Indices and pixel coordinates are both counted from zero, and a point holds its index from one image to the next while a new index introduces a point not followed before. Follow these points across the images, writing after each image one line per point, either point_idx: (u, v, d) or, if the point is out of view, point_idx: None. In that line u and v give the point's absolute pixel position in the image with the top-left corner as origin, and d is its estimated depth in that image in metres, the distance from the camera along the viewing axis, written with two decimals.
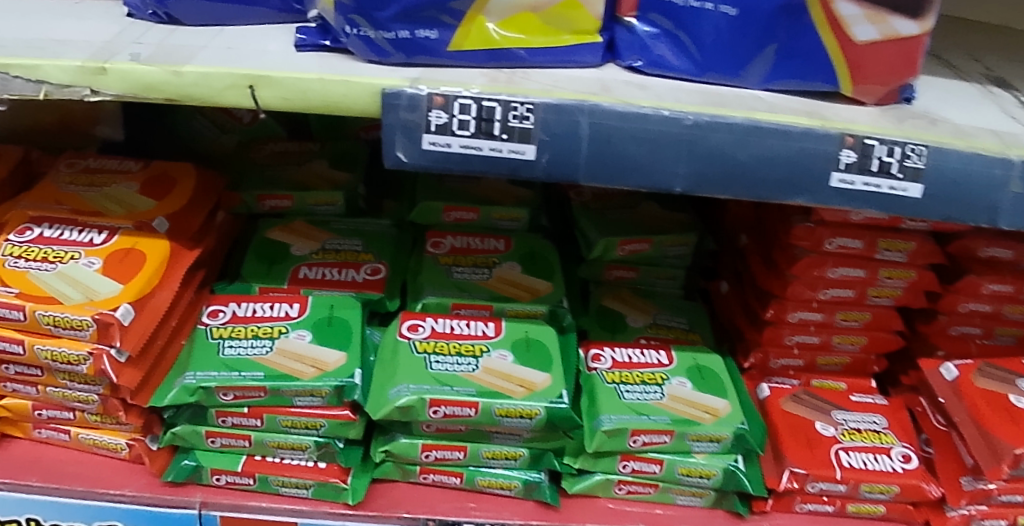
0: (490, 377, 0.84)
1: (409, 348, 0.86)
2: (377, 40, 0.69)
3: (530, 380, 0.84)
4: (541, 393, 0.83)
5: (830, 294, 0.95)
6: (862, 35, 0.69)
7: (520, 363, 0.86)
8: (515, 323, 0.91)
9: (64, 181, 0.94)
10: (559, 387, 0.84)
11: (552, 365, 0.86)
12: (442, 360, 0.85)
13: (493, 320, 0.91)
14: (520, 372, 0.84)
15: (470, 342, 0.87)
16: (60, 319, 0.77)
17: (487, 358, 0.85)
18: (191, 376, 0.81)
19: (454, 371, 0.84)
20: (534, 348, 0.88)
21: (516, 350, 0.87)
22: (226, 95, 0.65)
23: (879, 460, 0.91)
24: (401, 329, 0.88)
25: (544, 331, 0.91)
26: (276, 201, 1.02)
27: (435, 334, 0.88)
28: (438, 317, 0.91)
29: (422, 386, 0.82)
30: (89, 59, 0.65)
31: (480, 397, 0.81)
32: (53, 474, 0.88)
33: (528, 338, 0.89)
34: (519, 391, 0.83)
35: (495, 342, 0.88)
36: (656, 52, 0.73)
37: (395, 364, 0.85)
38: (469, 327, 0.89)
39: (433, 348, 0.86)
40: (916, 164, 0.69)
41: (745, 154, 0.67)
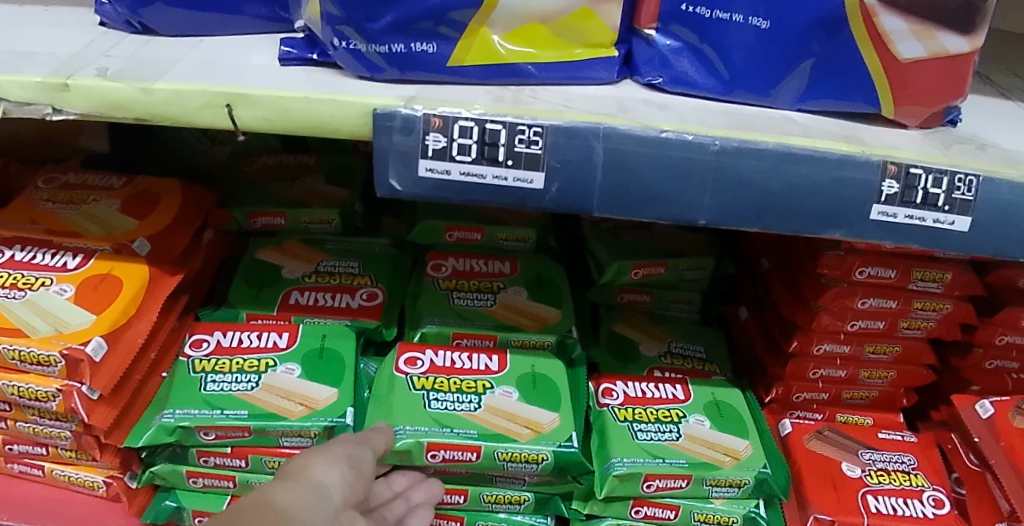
0: (494, 417, 0.77)
1: (406, 384, 0.80)
2: (369, 54, 0.62)
3: (537, 421, 0.78)
4: (549, 435, 0.77)
5: (858, 325, 0.89)
6: (906, 52, 0.63)
7: (526, 401, 0.79)
8: (521, 355, 0.84)
9: (41, 198, 0.87)
10: (568, 430, 0.78)
11: (561, 404, 0.80)
12: (442, 398, 0.78)
13: (498, 352, 0.84)
14: (527, 412, 0.78)
15: (472, 377, 0.81)
16: (25, 354, 0.71)
17: (490, 396, 0.79)
18: (169, 414, 0.75)
19: (455, 411, 0.77)
20: (541, 384, 0.81)
21: (522, 387, 0.80)
22: (201, 115, 0.59)
23: (909, 504, 0.84)
24: (397, 362, 0.82)
25: (552, 365, 0.84)
26: (268, 219, 0.96)
27: (433, 369, 0.81)
28: (438, 349, 0.84)
29: (420, 428, 0.75)
30: (51, 75, 0.59)
31: (484, 441, 0.75)
32: (25, 512, 0.81)
33: (535, 373, 0.83)
34: (525, 433, 0.76)
35: (499, 377, 0.81)
36: (678, 68, 0.66)
37: (390, 401, 0.78)
38: (471, 360, 0.83)
39: (432, 384, 0.80)
40: (965, 196, 0.62)
41: (777, 184, 0.60)
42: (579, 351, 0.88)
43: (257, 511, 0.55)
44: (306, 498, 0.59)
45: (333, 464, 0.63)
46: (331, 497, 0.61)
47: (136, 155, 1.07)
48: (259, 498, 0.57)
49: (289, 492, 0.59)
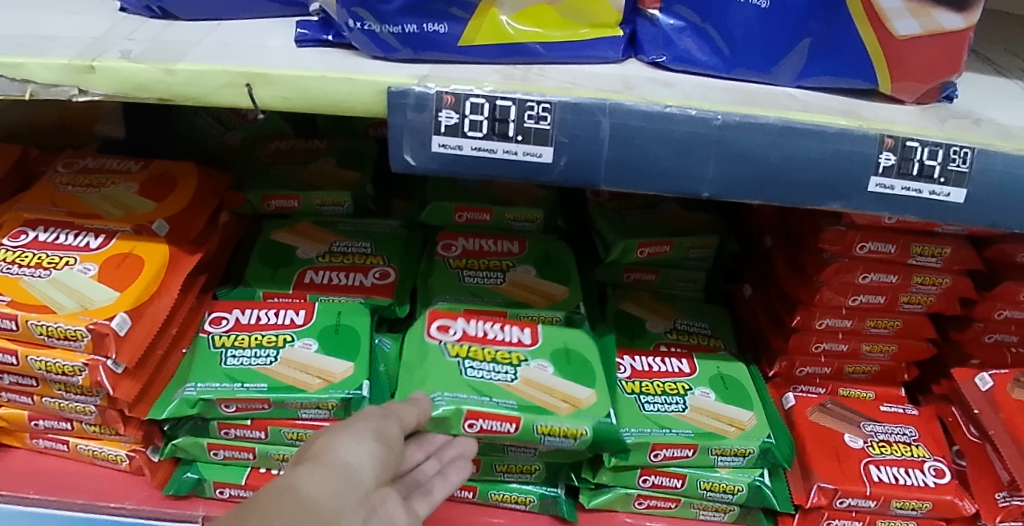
0: (532, 389, 0.79)
1: (441, 353, 0.82)
2: (382, 35, 0.65)
3: (575, 396, 0.80)
4: (587, 409, 0.79)
5: (860, 300, 0.91)
6: (903, 29, 0.64)
7: (562, 376, 0.82)
8: (556, 329, 0.87)
9: (61, 182, 0.90)
10: (606, 406, 0.79)
11: (595, 378, 0.82)
12: (478, 367, 0.81)
13: (531, 325, 0.87)
14: (564, 386, 0.80)
15: (507, 347, 0.83)
16: (53, 329, 0.73)
17: (526, 367, 0.81)
18: (192, 387, 0.77)
19: (491, 380, 0.79)
20: (576, 359, 0.84)
21: (556, 361, 0.83)
22: (222, 94, 0.61)
23: (911, 474, 0.86)
24: (432, 330, 0.85)
25: (585, 341, 0.86)
26: (281, 201, 0.98)
27: (466, 337, 0.84)
28: (470, 318, 0.87)
29: (459, 395, 0.77)
30: (77, 57, 0.61)
31: (523, 411, 0.77)
32: (51, 486, 0.84)
33: (569, 348, 0.85)
34: (564, 406, 0.78)
35: (534, 350, 0.84)
36: (681, 47, 0.68)
37: (426, 368, 0.81)
38: (505, 329, 0.86)
39: (469, 352, 0.82)
40: (961, 167, 0.64)
41: (778, 157, 0.62)
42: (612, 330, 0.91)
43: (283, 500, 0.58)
44: (330, 479, 0.61)
45: (358, 443, 0.65)
46: (360, 477, 0.64)
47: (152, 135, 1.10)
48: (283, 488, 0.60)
49: (315, 473, 0.61)
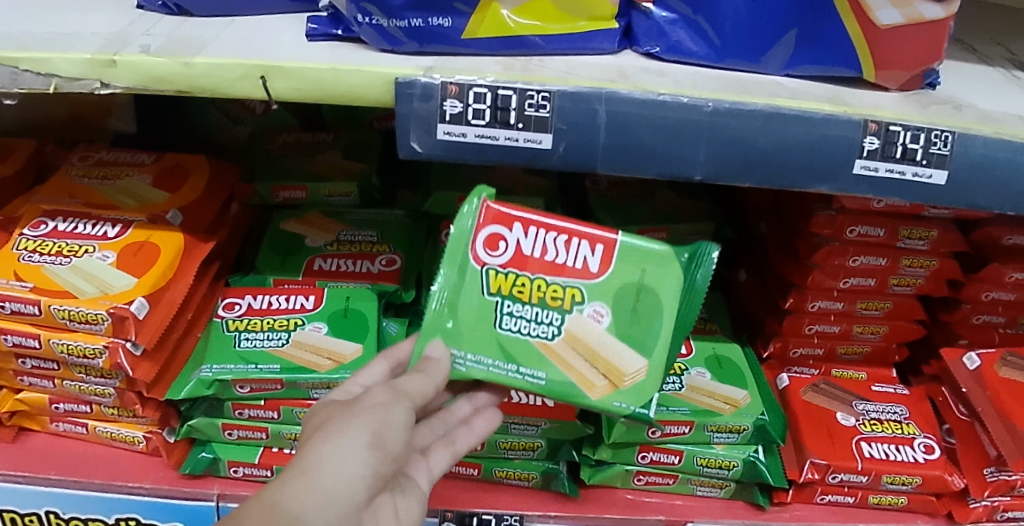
0: (571, 354, 0.66)
1: (479, 286, 0.66)
2: (389, 29, 0.68)
3: (619, 369, 0.66)
4: (629, 392, 0.66)
5: (851, 283, 0.94)
6: (886, 19, 0.67)
7: (617, 335, 0.66)
8: (632, 252, 0.67)
9: (77, 174, 0.93)
10: (651, 390, 0.66)
11: (657, 341, 0.67)
12: (516, 314, 0.66)
13: (603, 241, 0.67)
14: (611, 352, 0.66)
15: (561, 282, 0.66)
16: (74, 313, 0.76)
17: (574, 318, 0.66)
18: (208, 369, 0.81)
19: (526, 339, 0.66)
20: (646, 303, 0.67)
21: (621, 306, 0.66)
22: (237, 86, 0.64)
23: (901, 450, 0.89)
24: (477, 244, 0.66)
25: (663, 278, 0.67)
26: (290, 193, 1.02)
27: (513, 261, 0.66)
28: (530, 222, 0.67)
29: (484, 360, 0.65)
30: (99, 52, 0.65)
31: (549, 390, 0.65)
32: (70, 467, 0.87)
33: (643, 284, 0.67)
34: (600, 390, 0.66)
35: (596, 287, 0.66)
36: (674, 38, 0.71)
37: (459, 310, 0.66)
38: (566, 251, 0.66)
39: (512, 290, 0.66)
40: (942, 150, 0.67)
41: (767, 141, 0.65)
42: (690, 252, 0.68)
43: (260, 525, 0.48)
44: (315, 502, 0.51)
45: (356, 453, 0.54)
46: (351, 494, 0.53)
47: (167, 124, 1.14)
48: (261, 508, 0.50)
49: (296, 493, 0.51)
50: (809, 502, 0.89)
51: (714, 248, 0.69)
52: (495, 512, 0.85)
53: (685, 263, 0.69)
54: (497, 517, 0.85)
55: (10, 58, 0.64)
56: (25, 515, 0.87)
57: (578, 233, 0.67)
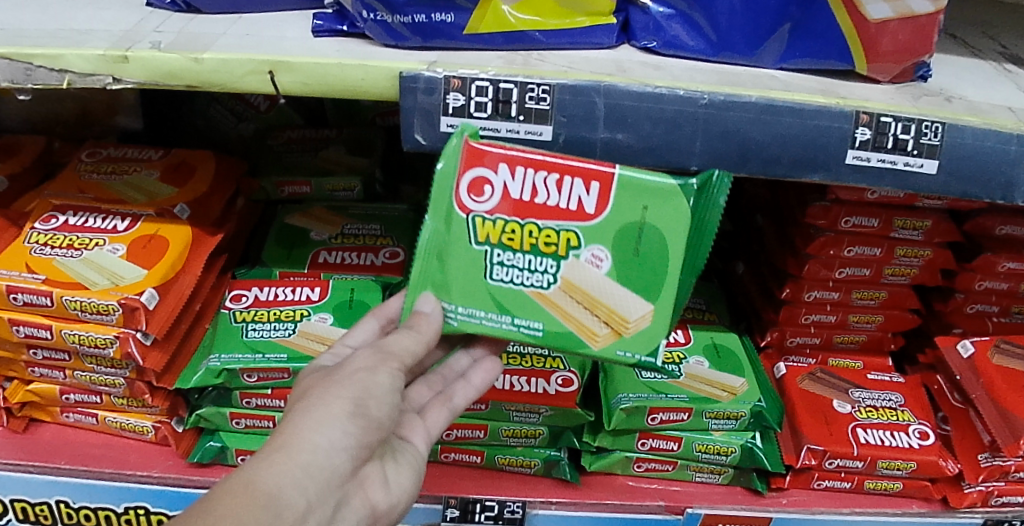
0: (569, 302, 0.69)
1: (468, 235, 0.68)
2: (394, 25, 0.70)
3: (619, 314, 0.69)
4: (629, 337, 0.70)
5: (846, 273, 0.95)
6: (876, 13, 0.69)
7: (615, 279, 0.69)
8: (631, 187, 0.68)
9: (86, 170, 0.95)
10: (654, 336, 0.70)
11: (654, 284, 0.69)
12: (508, 263, 0.68)
13: (598, 179, 0.67)
14: (611, 300, 0.69)
15: (554, 226, 0.67)
16: (87, 304, 0.78)
17: (570, 266, 0.68)
18: (216, 358, 0.82)
19: (520, 287, 0.68)
20: (647, 242, 0.69)
21: (616, 250, 0.68)
22: (246, 81, 0.66)
23: (896, 436, 0.90)
24: (463, 191, 0.67)
25: (665, 214, 0.68)
26: (294, 188, 1.04)
27: (502, 207, 0.67)
28: (517, 163, 0.66)
29: (478, 310, 0.69)
30: (112, 48, 0.67)
31: (549, 339, 0.69)
32: (81, 457, 0.89)
33: (642, 223, 0.68)
34: (601, 338, 0.70)
35: (590, 229, 0.68)
36: (670, 32, 0.73)
37: (450, 260, 0.68)
38: (557, 192, 0.67)
39: (502, 238, 0.67)
40: (932, 140, 0.69)
41: (761, 132, 0.67)
42: (694, 185, 0.68)
43: (237, 501, 0.49)
44: (294, 474, 0.52)
45: (335, 422, 0.56)
46: (334, 463, 0.55)
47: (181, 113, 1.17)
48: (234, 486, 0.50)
49: (275, 467, 0.52)
50: (806, 488, 0.91)
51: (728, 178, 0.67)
52: (498, 499, 0.87)
53: (694, 196, 0.68)
54: (500, 504, 0.86)
55: (25, 55, 0.66)
56: (36, 504, 0.88)
57: (570, 171, 0.67)
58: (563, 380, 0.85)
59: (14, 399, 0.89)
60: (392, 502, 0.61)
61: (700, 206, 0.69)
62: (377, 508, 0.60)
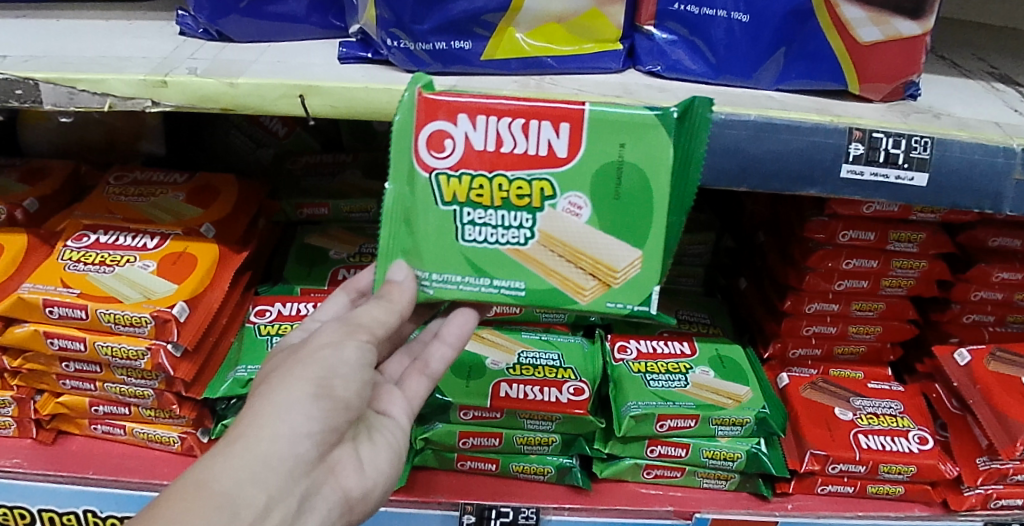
0: (551, 257, 0.69)
1: (433, 195, 0.68)
2: (416, 52, 0.75)
3: (605, 266, 0.69)
4: (620, 289, 0.70)
5: (845, 285, 0.99)
6: (867, 36, 0.75)
7: (597, 227, 0.68)
8: (605, 124, 0.66)
9: (114, 192, 0.99)
10: (649, 284, 0.70)
11: (642, 228, 0.68)
12: (479, 223, 0.68)
13: (567, 120, 0.66)
14: (595, 251, 0.69)
15: (525, 177, 0.66)
16: (120, 317, 0.81)
17: (546, 218, 0.68)
18: (243, 369, 0.86)
19: (495, 247, 0.69)
20: (628, 181, 0.67)
21: (595, 194, 0.67)
22: (278, 104, 0.71)
23: (897, 442, 0.94)
24: (422, 150, 0.67)
25: (647, 151, 0.67)
26: (313, 209, 1.09)
27: (465, 162, 0.67)
28: (475, 114, 0.66)
29: (453, 277, 0.69)
30: (151, 74, 0.71)
31: (533, 297, 0.69)
32: (108, 467, 0.91)
33: (622, 161, 0.67)
34: (590, 291, 0.69)
35: (564, 175, 0.67)
36: (674, 57, 0.79)
37: (418, 225, 0.69)
38: (524, 138, 0.66)
39: (469, 196, 0.67)
40: (922, 154, 0.73)
41: (760, 150, 0.72)
42: (676, 114, 0.66)
43: (192, 501, 0.52)
44: (252, 468, 0.55)
45: (296, 409, 0.58)
46: (295, 451, 0.57)
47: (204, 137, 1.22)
48: (191, 485, 0.53)
49: (233, 463, 0.55)
50: (811, 493, 0.94)
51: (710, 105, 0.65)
52: (512, 505, 0.89)
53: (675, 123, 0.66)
54: (515, 510, 0.89)
55: (69, 80, 0.70)
56: (63, 514, 0.91)
57: (536, 116, 0.66)
58: (575, 389, 0.88)
59: (44, 411, 0.91)
60: (367, 485, 0.65)
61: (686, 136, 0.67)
62: (351, 492, 0.63)
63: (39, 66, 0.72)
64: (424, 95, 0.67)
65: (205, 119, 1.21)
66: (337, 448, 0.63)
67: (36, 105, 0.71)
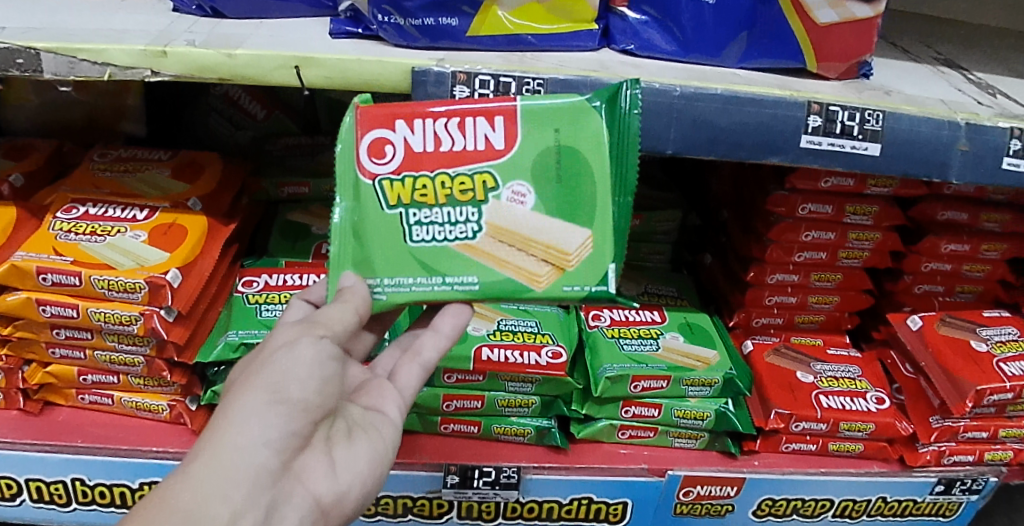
0: (501, 247, 0.72)
1: (378, 201, 0.71)
2: (406, 27, 0.79)
3: (559, 251, 0.72)
4: (576, 272, 0.72)
5: (804, 256, 1.05)
6: (824, 18, 0.81)
7: (542, 214, 0.72)
8: (536, 118, 0.72)
9: (100, 168, 1.00)
10: (604, 263, 0.72)
11: (590, 211, 0.72)
12: (425, 223, 0.72)
13: (500, 114, 0.71)
14: (544, 237, 0.72)
15: (466, 172, 0.71)
16: (113, 282, 0.84)
17: (493, 211, 0.72)
18: (234, 333, 0.88)
19: (444, 243, 0.72)
20: (567, 167, 0.72)
21: (536, 184, 0.72)
22: (275, 74, 0.74)
23: (856, 401, 1.00)
24: (363, 159, 0.71)
25: (584, 137, 0.72)
26: (294, 188, 1.10)
27: (407, 165, 0.71)
28: (412, 119, 0.71)
29: (406, 278, 0.72)
30: (151, 45, 0.74)
31: (485, 287, 0.72)
32: (96, 436, 0.93)
33: (560, 147, 0.72)
34: (544, 276, 0.72)
35: (503, 167, 0.71)
36: (646, 37, 0.85)
37: (365, 230, 0.72)
38: (461, 133, 0.71)
39: (414, 196, 0.71)
40: (875, 127, 0.81)
41: (727, 121, 0.79)
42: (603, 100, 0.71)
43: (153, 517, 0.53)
44: (211, 482, 0.56)
45: (253, 419, 0.59)
46: (257, 460, 0.58)
47: (186, 115, 1.24)
48: (153, 502, 0.54)
49: (192, 477, 0.56)
50: (775, 451, 1.00)
51: (638, 85, 0.72)
52: (495, 465, 0.93)
53: (607, 108, 0.72)
54: (497, 470, 0.93)
55: (71, 49, 0.73)
56: (52, 482, 0.92)
57: (470, 114, 0.71)
58: (553, 353, 0.92)
59: (32, 381, 0.93)
60: (341, 489, 0.64)
61: (618, 118, 0.72)
62: (324, 498, 0.63)
63: (39, 36, 0.75)
64: (364, 108, 0.72)
65: (189, 95, 1.23)
66: (308, 454, 0.63)
67: (36, 74, 0.74)
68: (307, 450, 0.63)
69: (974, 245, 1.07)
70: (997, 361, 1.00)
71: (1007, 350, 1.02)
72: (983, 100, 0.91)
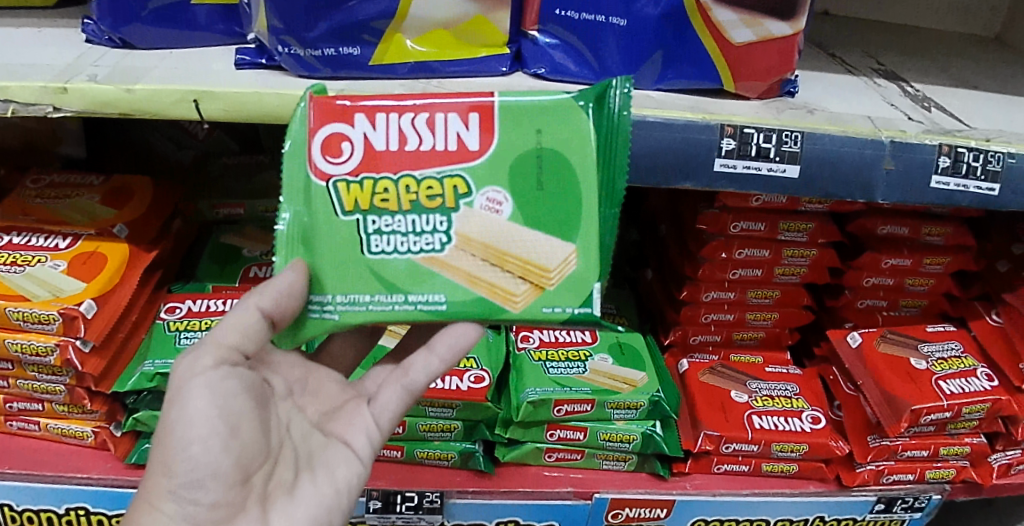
0: (472, 261, 0.66)
1: (333, 205, 0.66)
2: (306, 57, 0.78)
3: (541, 269, 0.67)
4: (556, 291, 0.67)
5: (739, 273, 1.04)
6: (739, 37, 0.80)
7: (519, 225, 0.67)
8: (513, 116, 0.67)
9: (31, 196, 1.00)
10: (590, 281, 0.67)
11: (575, 223, 0.67)
12: (386, 233, 0.66)
13: (475, 111, 0.66)
14: (520, 251, 0.66)
15: (435, 175, 0.66)
16: (28, 315, 0.84)
17: (465, 222, 0.66)
18: (150, 364, 0.89)
19: (409, 256, 0.66)
20: (548, 173, 0.67)
21: (514, 190, 0.67)
22: (173, 109, 0.74)
23: (789, 421, 0.99)
24: (318, 156, 0.66)
25: (568, 142, 0.67)
26: (230, 209, 1.13)
27: (366, 166, 0.66)
28: (376, 114, 0.67)
29: (363, 295, 0.66)
30: (52, 81, 0.74)
31: (455, 306, 0.66)
32: (22, 462, 0.93)
33: (540, 148, 0.67)
34: (521, 297, 0.67)
35: (476, 171, 0.66)
36: (557, 59, 0.83)
37: (318, 238, 0.66)
38: (432, 133, 0.66)
39: (373, 201, 0.66)
40: (793, 148, 0.79)
41: (635, 146, 0.77)
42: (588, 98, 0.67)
43: None
44: None
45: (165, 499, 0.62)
46: None
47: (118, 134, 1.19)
48: None
49: None
50: (707, 472, 1.00)
51: (631, 85, 0.67)
52: (417, 490, 0.93)
53: (593, 110, 0.67)
54: (419, 495, 0.93)
55: None
56: None
57: (439, 112, 0.66)
58: (476, 377, 0.94)
59: None
60: None
61: (607, 120, 0.68)
62: None
63: None
64: (317, 99, 0.67)
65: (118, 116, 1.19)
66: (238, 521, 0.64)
67: None
68: (237, 516, 0.64)
69: (916, 260, 1.06)
70: (936, 379, 0.99)
71: (947, 368, 1.00)
72: (914, 114, 0.89)
